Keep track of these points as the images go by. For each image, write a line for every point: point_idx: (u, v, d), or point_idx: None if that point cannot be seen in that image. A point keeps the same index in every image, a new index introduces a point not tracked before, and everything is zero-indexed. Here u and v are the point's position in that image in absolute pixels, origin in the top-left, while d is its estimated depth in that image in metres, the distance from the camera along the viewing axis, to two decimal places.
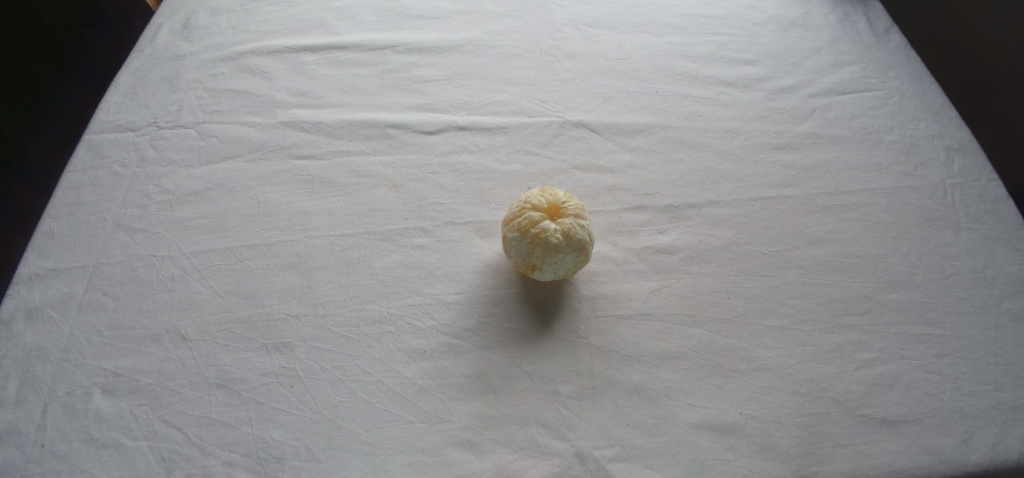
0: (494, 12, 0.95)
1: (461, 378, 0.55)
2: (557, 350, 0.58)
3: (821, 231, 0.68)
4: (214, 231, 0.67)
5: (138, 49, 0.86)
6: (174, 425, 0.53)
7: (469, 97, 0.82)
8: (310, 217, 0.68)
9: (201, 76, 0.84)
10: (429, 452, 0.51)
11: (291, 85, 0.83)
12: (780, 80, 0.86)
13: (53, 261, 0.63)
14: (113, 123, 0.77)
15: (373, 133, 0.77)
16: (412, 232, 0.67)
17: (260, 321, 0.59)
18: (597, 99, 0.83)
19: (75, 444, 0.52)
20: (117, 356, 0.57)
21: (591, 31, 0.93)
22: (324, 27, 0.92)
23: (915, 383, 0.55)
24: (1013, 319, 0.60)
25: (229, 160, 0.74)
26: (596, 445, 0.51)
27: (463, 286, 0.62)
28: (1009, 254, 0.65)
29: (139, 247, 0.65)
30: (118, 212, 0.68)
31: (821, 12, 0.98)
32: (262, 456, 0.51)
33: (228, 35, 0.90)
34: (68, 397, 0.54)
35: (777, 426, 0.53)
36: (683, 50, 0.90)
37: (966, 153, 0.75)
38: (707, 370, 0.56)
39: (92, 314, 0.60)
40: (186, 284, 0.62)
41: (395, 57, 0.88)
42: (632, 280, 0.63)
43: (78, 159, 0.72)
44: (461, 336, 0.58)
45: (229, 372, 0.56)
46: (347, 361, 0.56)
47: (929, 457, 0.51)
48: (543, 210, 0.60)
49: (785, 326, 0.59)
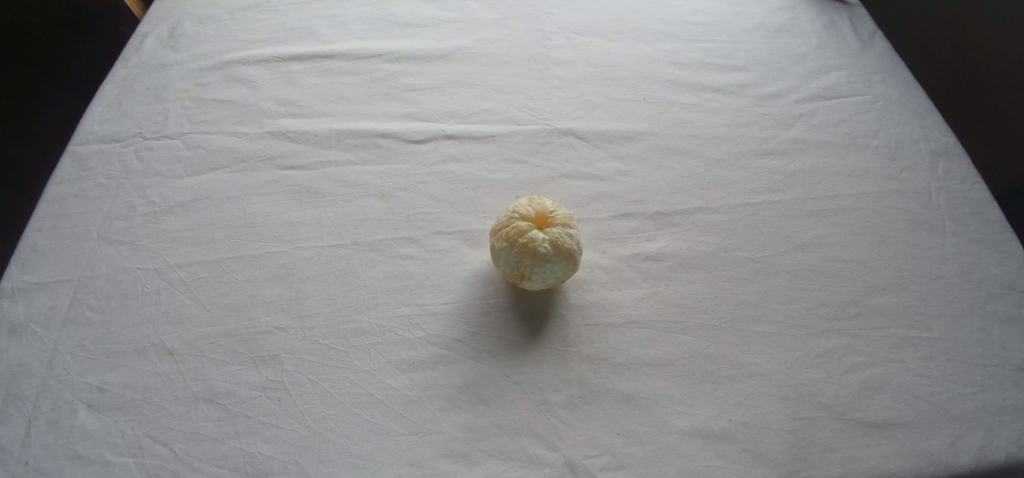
0: (483, 20, 0.95)
1: (451, 389, 0.55)
2: (547, 359, 0.57)
3: (808, 236, 0.68)
4: (201, 242, 0.66)
5: (124, 58, 0.85)
6: (161, 440, 0.52)
7: (458, 106, 0.82)
8: (298, 228, 0.68)
9: (187, 85, 0.83)
10: (420, 464, 0.51)
11: (279, 94, 0.83)
12: (768, 86, 0.87)
13: (37, 275, 0.62)
14: (98, 134, 0.76)
15: (362, 142, 0.77)
16: (402, 242, 0.67)
17: (247, 333, 0.59)
18: (587, 107, 0.83)
19: (59, 461, 0.51)
20: (102, 371, 0.56)
21: (580, 39, 0.93)
22: (312, 35, 0.92)
23: (903, 386, 0.56)
24: (999, 320, 0.60)
25: (216, 171, 0.73)
26: (587, 454, 0.51)
27: (453, 296, 0.62)
28: (994, 257, 0.66)
29: (124, 260, 0.65)
30: (104, 224, 0.67)
31: (807, 18, 0.99)
32: (251, 470, 0.51)
33: (215, 44, 0.90)
34: (53, 413, 0.53)
35: (767, 431, 0.53)
36: (672, 57, 0.91)
37: (950, 157, 0.76)
38: (697, 376, 0.56)
39: (77, 329, 0.59)
40: (173, 297, 0.62)
41: (383, 66, 0.87)
42: (622, 287, 0.63)
43: (63, 171, 0.71)
44: (451, 346, 0.58)
45: (217, 386, 0.55)
46: (335, 372, 0.56)
47: (918, 460, 0.51)
48: (531, 220, 0.60)
49: (775, 332, 0.59)
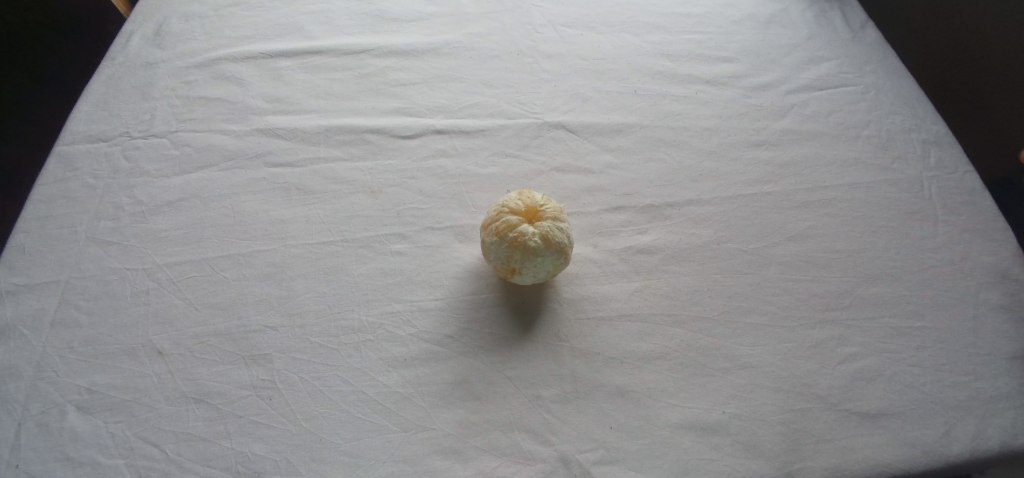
0: (472, 14, 0.95)
1: (443, 386, 0.55)
2: (540, 354, 0.57)
3: (800, 227, 0.68)
4: (190, 242, 0.66)
5: (109, 57, 0.85)
6: (152, 441, 0.52)
7: (448, 101, 0.82)
8: (288, 226, 0.67)
9: (175, 83, 0.82)
10: (412, 461, 0.51)
11: (267, 91, 0.82)
12: (759, 77, 0.87)
13: (25, 277, 0.62)
14: (84, 134, 0.75)
15: (350, 138, 0.77)
16: (392, 239, 0.66)
17: (238, 332, 0.58)
18: (577, 100, 0.82)
19: (48, 464, 0.50)
20: (91, 373, 0.56)
21: (569, 32, 0.92)
22: (300, 31, 0.91)
23: (896, 376, 0.56)
24: (991, 309, 0.60)
25: (204, 170, 0.73)
26: (580, 449, 0.51)
27: (444, 292, 0.62)
28: (986, 245, 0.66)
29: (112, 260, 0.64)
30: (92, 225, 0.66)
31: (798, 8, 0.98)
32: (243, 469, 0.50)
33: (202, 42, 0.89)
34: (42, 415, 0.53)
35: (761, 423, 0.53)
36: (662, 49, 0.91)
37: (942, 146, 0.76)
38: (690, 369, 0.56)
39: (65, 331, 0.58)
40: (163, 297, 0.61)
41: (371, 61, 0.87)
42: (614, 281, 0.63)
43: (50, 171, 0.71)
44: (443, 342, 0.58)
45: (208, 385, 0.55)
46: (327, 370, 0.56)
47: (912, 449, 0.51)
48: (520, 214, 0.60)
49: (767, 324, 0.59)
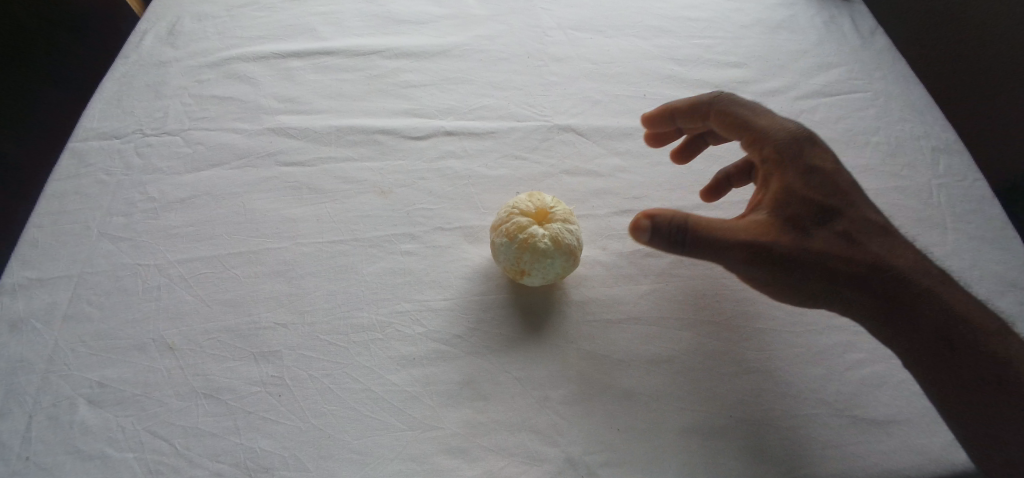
0: (481, 17, 0.95)
1: (451, 385, 0.55)
2: (547, 355, 0.57)
3: None
4: (201, 239, 0.66)
5: (123, 56, 0.85)
6: (162, 435, 0.52)
7: (457, 102, 0.82)
8: (298, 224, 0.68)
9: (187, 82, 0.83)
10: (419, 460, 0.51)
11: (278, 91, 0.83)
12: (768, 83, 0.87)
13: (38, 271, 0.62)
14: (97, 131, 0.76)
15: (360, 138, 0.77)
16: (401, 238, 0.66)
17: (248, 329, 0.59)
18: (586, 103, 0.83)
19: (59, 456, 0.51)
20: (102, 367, 0.56)
21: (578, 35, 0.93)
22: (311, 32, 0.92)
23: (904, 383, 0.56)
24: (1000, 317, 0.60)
25: (216, 168, 0.73)
26: (587, 450, 0.51)
27: (453, 293, 0.62)
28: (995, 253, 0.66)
29: (124, 256, 0.65)
30: (104, 221, 0.67)
31: (807, 14, 0.98)
32: (252, 465, 0.51)
33: (214, 41, 0.89)
34: (54, 408, 0.53)
35: (768, 428, 0.53)
36: (671, 53, 0.91)
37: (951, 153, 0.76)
38: (697, 373, 0.56)
39: (77, 325, 0.59)
40: (173, 293, 0.62)
41: (382, 62, 0.87)
42: (622, 283, 0.63)
43: (63, 167, 0.71)
44: (451, 342, 0.58)
45: (218, 381, 0.56)
46: (336, 368, 0.56)
47: (921, 456, 0.51)
48: (530, 216, 0.60)
49: (775, 328, 0.60)
